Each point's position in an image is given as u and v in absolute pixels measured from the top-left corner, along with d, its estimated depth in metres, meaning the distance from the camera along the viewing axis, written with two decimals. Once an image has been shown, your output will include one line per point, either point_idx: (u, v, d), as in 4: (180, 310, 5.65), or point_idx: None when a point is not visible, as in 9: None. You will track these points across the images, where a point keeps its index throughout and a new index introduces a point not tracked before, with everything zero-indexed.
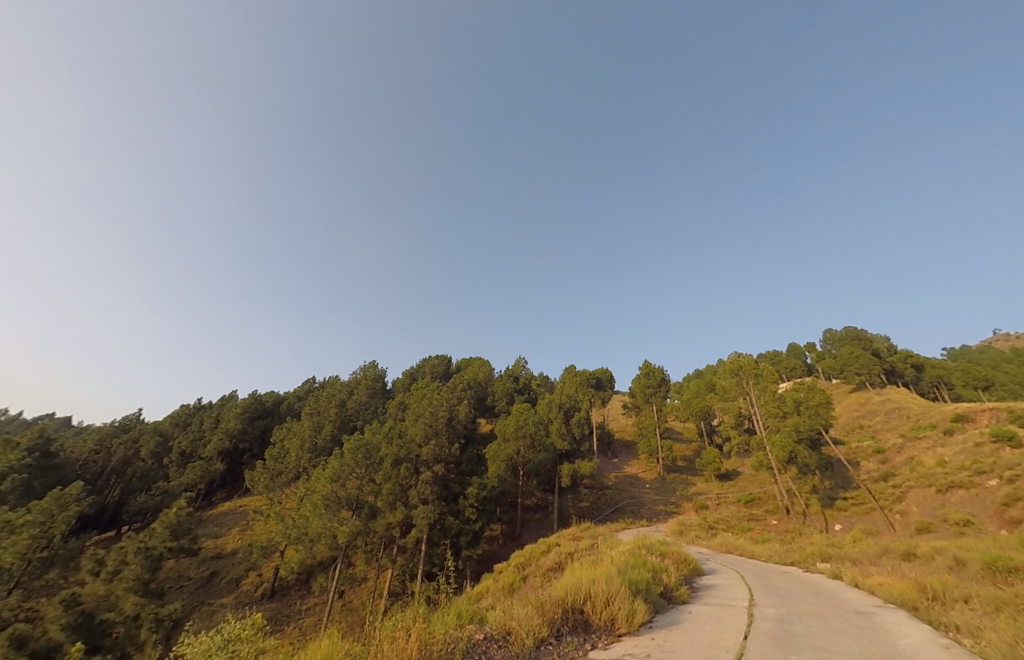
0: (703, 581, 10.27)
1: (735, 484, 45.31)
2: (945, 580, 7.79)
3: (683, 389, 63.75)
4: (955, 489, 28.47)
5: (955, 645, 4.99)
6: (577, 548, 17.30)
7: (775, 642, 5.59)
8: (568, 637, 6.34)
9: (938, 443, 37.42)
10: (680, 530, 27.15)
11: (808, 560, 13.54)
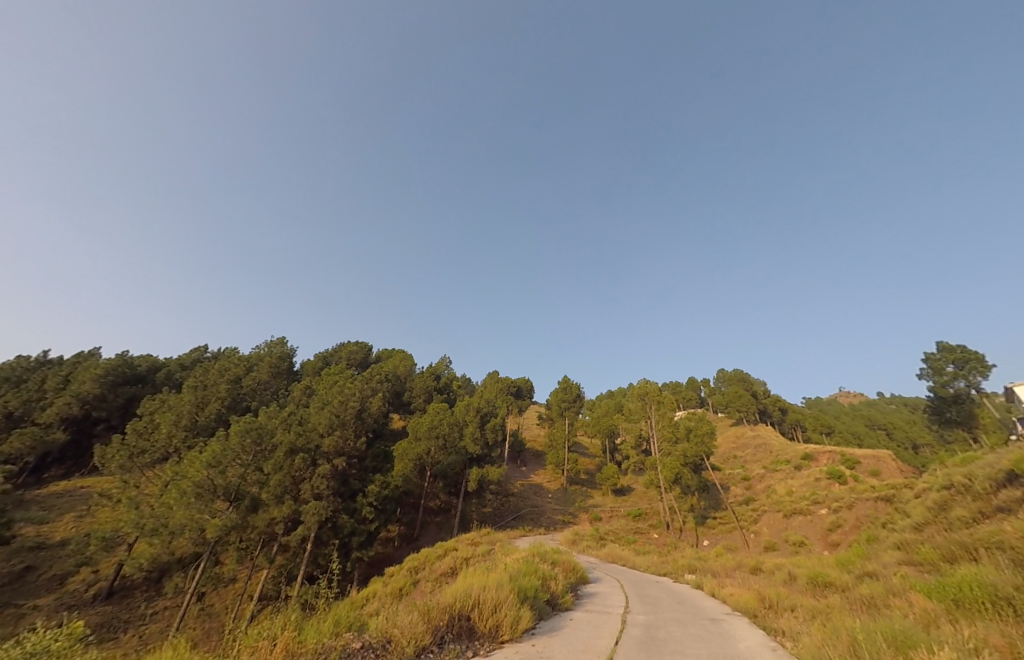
0: (587, 589, 10.88)
1: (627, 499, 49.19)
2: (779, 592, 9.15)
3: (595, 407, 67.71)
4: (796, 514, 33.93)
5: (780, 648, 5.89)
6: (473, 554, 17.22)
7: (641, 647, 6.08)
8: (451, 644, 6.26)
9: (789, 476, 44.33)
10: (573, 540, 28.55)
11: (678, 571, 15.09)
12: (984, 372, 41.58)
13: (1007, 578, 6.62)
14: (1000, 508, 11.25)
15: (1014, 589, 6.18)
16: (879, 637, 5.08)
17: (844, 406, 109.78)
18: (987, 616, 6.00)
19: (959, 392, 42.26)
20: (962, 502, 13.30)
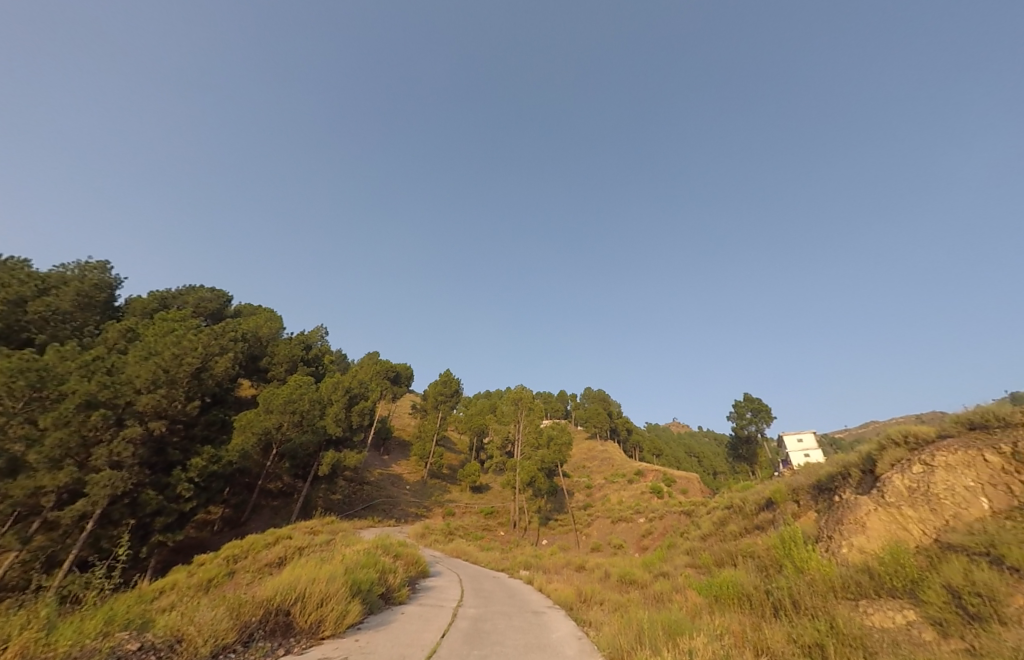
0: (425, 582, 10.91)
1: (483, 496, 51.37)
2: (595, 587, 10.42)
3: (471, 405, 69.10)
4: (621, 521, 39.53)
5: (585, 636, 6.66)
6: (309, 543, 15.89)
7: (465, 639, 6.23)
8: (260, 642, 5.57)
9: (622, 487, 51.51)
10: (422, 533, 28.55)
11: (514, 567, 16.15)
12: (767, 420, 53.59)
13: (752, 579, 8.59)
14: (756, 526, 14.64)
15: (754, 587, 8.04)
16: (660, 626, 6.10)
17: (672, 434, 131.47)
18: (733, 607, 7.70)
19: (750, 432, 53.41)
20: (734, 519, 16.97)
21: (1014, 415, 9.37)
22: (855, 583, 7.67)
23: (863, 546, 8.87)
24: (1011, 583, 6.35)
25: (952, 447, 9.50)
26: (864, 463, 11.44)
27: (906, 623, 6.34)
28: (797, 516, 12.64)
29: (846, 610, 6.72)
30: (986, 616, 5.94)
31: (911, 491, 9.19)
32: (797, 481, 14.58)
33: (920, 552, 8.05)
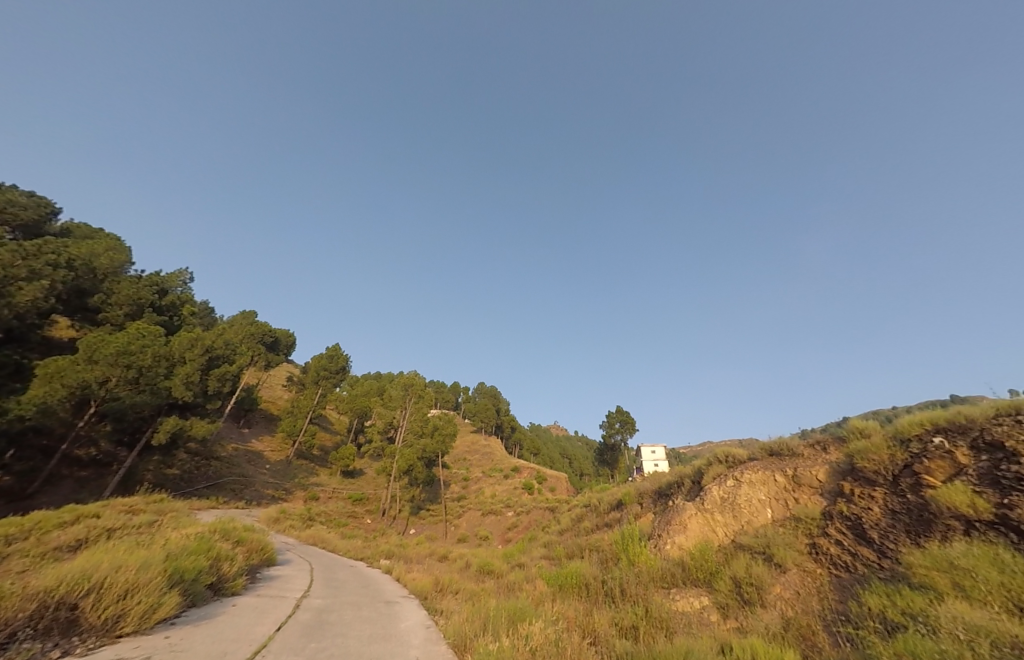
0: (268, 572, 9.91)
1: (354, 482, 49.08)
2: (452, 577, 10.62)
3: (358, 385, 65.31)
4: (491, 513, 41.19)
5: (433, 626, 6.69)
6: (124, 524, 13.25)
7: (303, 632, 5.77)
8: (24, 645, 4.41)
9: (497, 481, 53.84)
10: (275, 517, 25.97)
11: (375, 557, 15.68)
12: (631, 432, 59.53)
13: (593, 570, 9.58)
14: (605, 523, 16.44)
15: (594, 578, 8.99)
16: (506, 613, 6.45)
17: (553, 436, 140.97)
18: (573, 594, 8.49)
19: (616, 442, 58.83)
20: (588, 517, 18.88)
21: (797, 447, 11.98)
22: (672, 574, 9.08)
23: (682, 544, 10.53)
24: (774, 575, 8.17)
25: (756, 466, 11.82)
26: (695, 475, 13.61)
27: (700, 607, 7.71)
28: (638, 516, 14.52)
29: (661, 597, 7.92)
30: (755, 601, 7.54)
31: (722, 500, 11.16)
32: (643, 487, 16.78)
33: (721, 550, 9.87)
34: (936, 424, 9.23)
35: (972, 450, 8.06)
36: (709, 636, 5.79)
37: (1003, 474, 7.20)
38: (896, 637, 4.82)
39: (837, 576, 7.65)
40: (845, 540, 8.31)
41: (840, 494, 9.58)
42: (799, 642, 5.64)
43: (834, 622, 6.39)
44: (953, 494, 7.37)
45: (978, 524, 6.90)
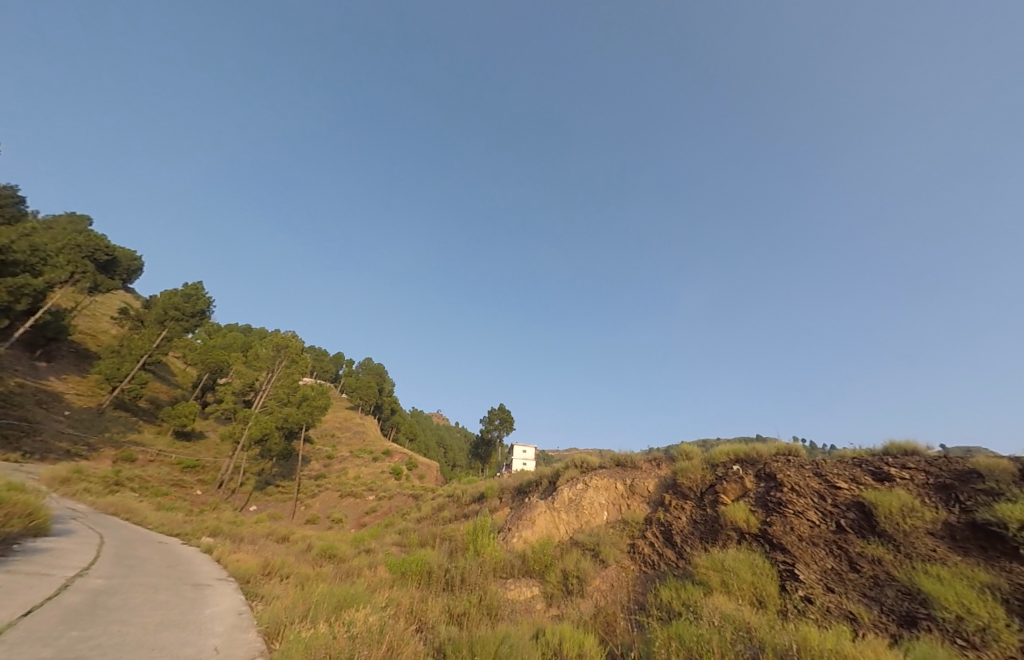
0: (34, 544, 7.91)
1: (190, 447, 42.50)
2: (286, 560, 9.81)
3: (220, 336, 56.37)
4: (349, 496, 39.31)
5: (246, 612, 6.06)
6: None
7: (66, 618, 4.71)
8: None
9: (364, 463, 51.67)
10: (63, 478, 20.97)
11: (194, 533, 13.70)
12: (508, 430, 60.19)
13: (439, 558, 9.74)
14: (463, 514, 16.88)
15: (438, 566, 9.13)
16: (334, 598, 6.15)
17: (436, 424, 139.66)
18: (414, 582, 8.47)
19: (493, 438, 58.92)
20: (449, 507, 19.24)
21: (638, 460, 13.79)
22: (512, 566, 9.71)
23: (527, 538, 11.32)
24: (597, 569, 9.30)
25: (603, 473, 13.28)
26: (552, 475, 14.81)
27: (530, 596, 8.38)
28: (495, 510, 15.25)
29: (497, 587, 8.39)
30: (577, 591, 8.46)
31: (570, 501, 12.28)
32: (506, 483, 17.74)
33: (558, 545, 10.88)
34: (737, 456, 11.54)
35: (756, 478, 10.26)
36: (529, 623, 6.28)
37: (770, 498, 9.37)
38: (671, 624, 5.80)
39: (643, 572, 9.04)
40: (657, 542, 9.82)
41: (661, 503, 11.31)
42: (602, 627, 6.44)
43: (634, 610, 7.50)
44: (737, 511, 9.28)
45: (747, 535, 8.81)
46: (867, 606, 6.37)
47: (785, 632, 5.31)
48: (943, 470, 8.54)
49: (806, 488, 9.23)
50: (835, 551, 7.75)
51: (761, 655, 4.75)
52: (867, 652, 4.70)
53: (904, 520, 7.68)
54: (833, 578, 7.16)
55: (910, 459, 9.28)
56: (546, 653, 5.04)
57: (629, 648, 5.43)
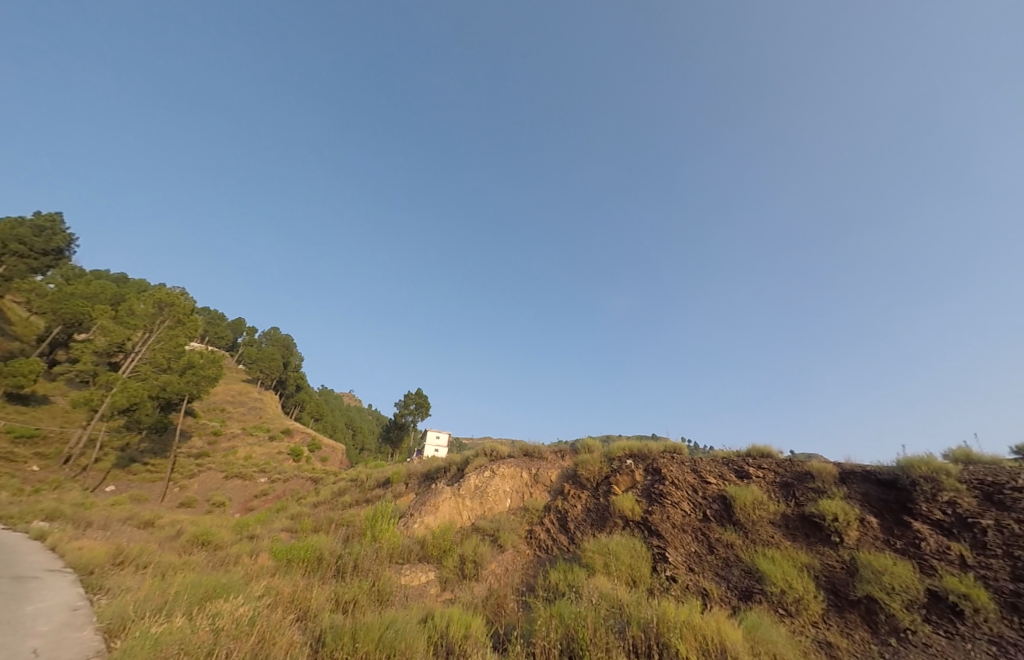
0: None
1: (26, 413, 35.20)
2: (144, 547, 8.64)
3: (83, 283, 46.88)
4: (236, 478, 35.78)
5: (83, 607, 5.22)
6: None
7: None
8: None
9: (257, 442, 47.31)
10: None
11: (21, 517, 11.44)
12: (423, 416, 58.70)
13: (332, 544, 9.32)
14: (365, 499, 16.29)
15: (330, 552, 8.75)
16: (201, 589, 5.55)
17: (349, 405, 132.12)
18: (300, 569, 8.00)
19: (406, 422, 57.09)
20: (351, 491, 18.44)
21: (545, 450, 14.47)
22: (409, 552, 9.67)
23: (428, 523, 11.32)
24: (494, 554, 9.70)
25: (510, 462, 13.70)
26: (461, 463, 14.93)
27: (424, 580, 8.46)
28: (398, 496, 14.94)
29: (392, 573, 8.29)
30: (472, 575, 8.75)
31: (475, 488, 12.51)
32: (414, 468, 17.48)
33: (459, 531, 11.07)
34: (631, 450, 12.67)
35: (644, 472, 11.39)
36: (419, 608, 6.31)
37: (654, 490, 10.50)
38: (554, 604, 6.22)
39: (537, 556, 9.65)
40: (552, 528, 10.46)
41: (560, 492, 12.03)
42: (491, 608, 6.72)
43: (524, 592, 7.97)
44: (625, 501, 10.25)
45: (630, 522, 9.80)
46: (718, 583, 7.73)
47: (649, 607, 6.04)
48: (785, 470, 10.29)
49: (683, 481, 10.47)
50: (699, 536, 8.99)
51: (627, 628, 5.35)
52: (709, 622, 5.57)
53: (754, 511, 9.12)
54: (695, 560, 8.41)
55: (765, 460, 11.00)
56: (431, 636, 5.11)
57: (514, 627, 5.73)
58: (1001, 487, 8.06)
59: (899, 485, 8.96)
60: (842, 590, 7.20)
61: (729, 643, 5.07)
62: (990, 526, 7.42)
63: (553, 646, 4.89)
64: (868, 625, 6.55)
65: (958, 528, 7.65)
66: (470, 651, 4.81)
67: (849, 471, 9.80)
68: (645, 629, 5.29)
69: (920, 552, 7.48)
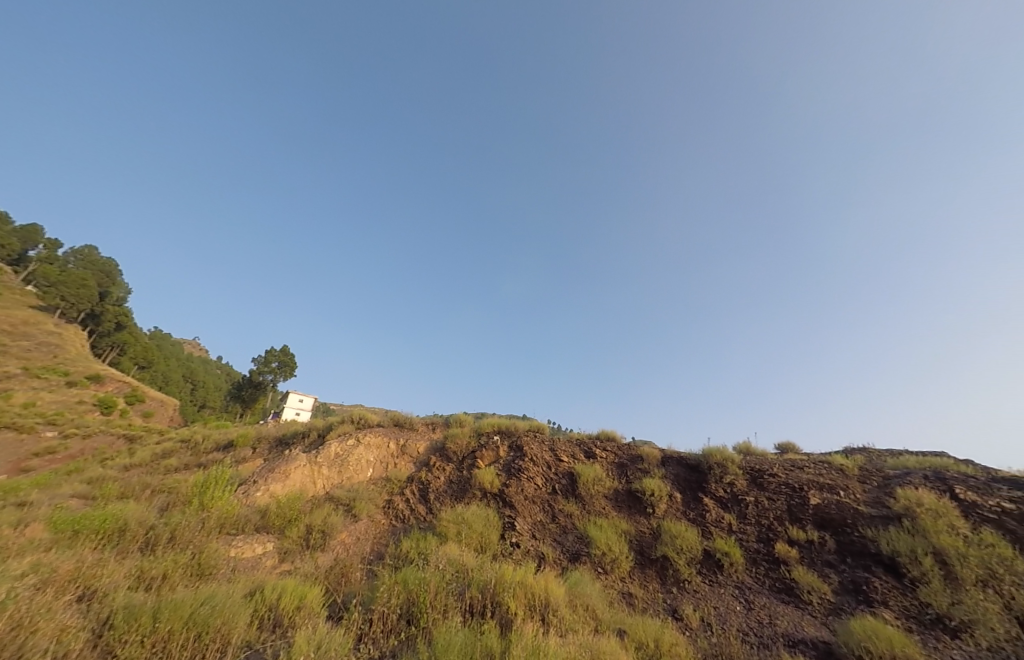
0: None
1: None
2: None
3: None
4: (8, 430, 27.76)
5: None
6: None
7: None
8: None
9: (48, 387, 37.38)
10: None
11: None
12: (286, 376, 52.57)
13: (143, 513, 7.93)
14: (198, 464, 14.09)
15: (139, 522, 7.43)
16: None
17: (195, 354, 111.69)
18: (92, 542, 6.63)
19: (264, 382, 50.50)
20: (179, 454, 15.75)
21: (416, 422, 14.37)
22: (246, 521, 8.80)
23: (273, 491, 10.33)
24: (345, 524, 9.46)
25: (378, 431, 13.35)
26: (323, 429, 13.98)
27: (260, 552, 7.85)
28: (242, 461, 13.30)
29: (219, 544, 7.46)
30: (318, 546, 8.50)
31: (335, 456, 11.90)
32: (266, 431, 15.75)
33: (310, 500, 10.41)
34: (499, 427, 13.41)
35: (508, 448, 12.18)
36: (247, 581, 5.82)
37: (513, 465, 11.32)
38: (400, 571, 6.31)
39: (392, 526, 9.71)
40: (412, 499, 10.58)
41: (426, 463, 12.17)
42: (335, 577, 6.55)
43: (372, 561, 8.01)
44: (486, 474, 10.86)
45: (487, 494, 10.47)
46: (554, 548, 8.89)
47: (489, 570, 6.54)
48: (623, 452, 12.05)
49: (540, 458, 11.51)
50: (545, 507, 10.09)
51: (466, 590, 5.70)
52: (540, 582, 6.32)
53: (593, 486, 10.53)
54: (538, 528, 9.46)
55: (609, 442, 12.68)
56: (257, 610, 4.77)
57: (354, 595, 5.69)
58: (763, 472, 10.70)
59: (701, 469, 11.12)
60: (647, 550, 8.87)
61: (552, 599, 5.87)
62: (751, 501, 9.84)
63: (392, 612, 5.02)
64: (659, 578, 8.27)
65: (731, 503, 9.99)
66: (300, 622, 4.65)
67: (668, 455, 11.89)
68: (482, 590, 5.70)
69: (704, 521, 9.59)
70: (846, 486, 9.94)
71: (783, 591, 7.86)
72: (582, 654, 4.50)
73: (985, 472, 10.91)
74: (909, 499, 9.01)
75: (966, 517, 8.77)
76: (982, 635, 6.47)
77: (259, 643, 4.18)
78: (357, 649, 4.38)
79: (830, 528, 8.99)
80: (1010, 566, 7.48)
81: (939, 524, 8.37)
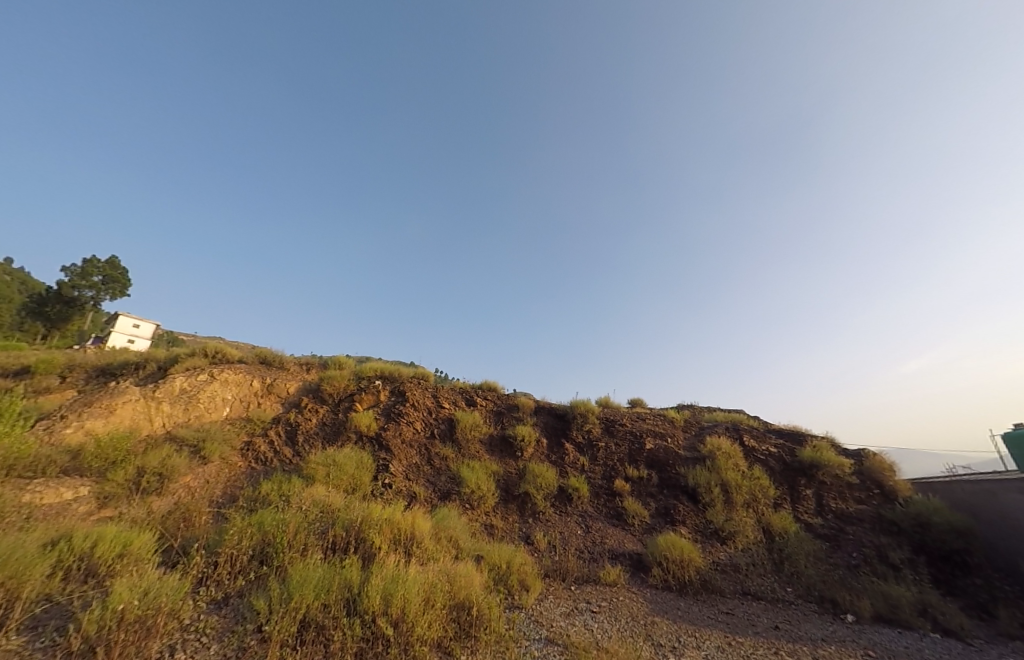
0: None
1: None
2: None
3: None
4: None
5: None
6: None
7: None
8: None
9: None
10: None
11: None
12: (113, 295, 42.96)
13: None
14: None
15: None
16: None
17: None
18: None
19: (78, 298, 40.62)
20: None
21: (287, 361, 13.16)
22: (48, 463, 7.30)
23: (91, 428, 8.61)
24: (191, 466, 8.52)
25: (238, 368, 11.96)
26: (165, 360, 11.95)
27: (70, 499, 6.68)
28: (43, 391, 10.77)
29: (4, 491, 6.07)
30: (154, 490, 7.60)
31: (181, 391, 10.39)
32: (83, 359, 12.79)
33: (144, 439, 9.02)
34: (382, 372, 13.09)
35: (389, 392, 12.08)
36: (47, 529, 4.95)
37: (393, 410, 11.33)
38: (255, 512, 5.97)
39: (250, 468, 9.06)
40: (276, 441, 9.94)
41: (296, 404, 11.43)
42: (173, 521, 5.94)
43: (223, 505, 7.51)
44: (362, 418, 10.68)
45: (363, 437, 10.38)
46: (426, 488, 9.35)
47: (357, 509, 6.61)
48: (501, 401, 12.89)
49: (421, 404, 11.70)
50: (421, 450, 10.41)
51: (329, 529, 5.70)
52: (407, 518, 6.63)
53: (470, 431, 11.18)
54: (412, 470, 9.80)
55: (490, 392, 13.41)
56: (62, 562, 4.12)
57: (195, 539, 5.26)
58: (615, 422, 12.56)
59: (566, 417, 12.57)
60: (512, 488, 9.90)
61: (417, 532, 6.24)
62: (602, 446, 11.55)
63: (242, 553, 4.81)
64: (519, 510, 9.36)
65: (586, 447, 11.59)
66: (122, 571, 4.18)
67: (541, 405, 13.09)
68: (347, 527, 5.78)
69: (562, 462, 11.01)
70: (672, 433, 12.28)
71: (614, 516, 9.59)
72: (439, 578, 4.96)
73: (763, 424, 14.53)
74: (713, 445, 11.55)
75: (746, 458, 11.65)
76: (740, 540, 9.00)
77: (63, 595, 3.68)
78: (196, 593, 4.17)
79: (656, 466, 11.10)
80: (765, 493, 10.44)
81: (728, 462, 11.02)
